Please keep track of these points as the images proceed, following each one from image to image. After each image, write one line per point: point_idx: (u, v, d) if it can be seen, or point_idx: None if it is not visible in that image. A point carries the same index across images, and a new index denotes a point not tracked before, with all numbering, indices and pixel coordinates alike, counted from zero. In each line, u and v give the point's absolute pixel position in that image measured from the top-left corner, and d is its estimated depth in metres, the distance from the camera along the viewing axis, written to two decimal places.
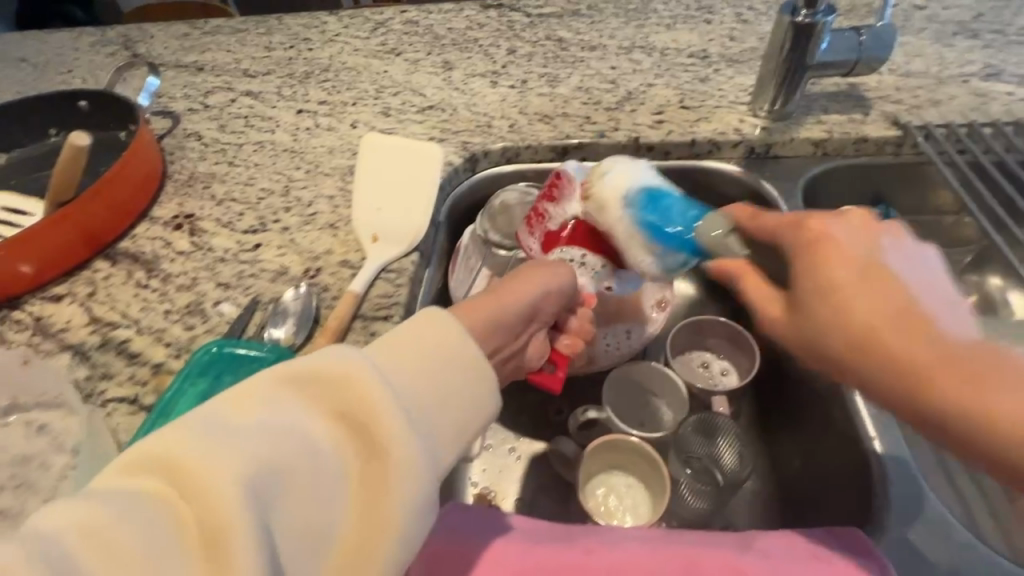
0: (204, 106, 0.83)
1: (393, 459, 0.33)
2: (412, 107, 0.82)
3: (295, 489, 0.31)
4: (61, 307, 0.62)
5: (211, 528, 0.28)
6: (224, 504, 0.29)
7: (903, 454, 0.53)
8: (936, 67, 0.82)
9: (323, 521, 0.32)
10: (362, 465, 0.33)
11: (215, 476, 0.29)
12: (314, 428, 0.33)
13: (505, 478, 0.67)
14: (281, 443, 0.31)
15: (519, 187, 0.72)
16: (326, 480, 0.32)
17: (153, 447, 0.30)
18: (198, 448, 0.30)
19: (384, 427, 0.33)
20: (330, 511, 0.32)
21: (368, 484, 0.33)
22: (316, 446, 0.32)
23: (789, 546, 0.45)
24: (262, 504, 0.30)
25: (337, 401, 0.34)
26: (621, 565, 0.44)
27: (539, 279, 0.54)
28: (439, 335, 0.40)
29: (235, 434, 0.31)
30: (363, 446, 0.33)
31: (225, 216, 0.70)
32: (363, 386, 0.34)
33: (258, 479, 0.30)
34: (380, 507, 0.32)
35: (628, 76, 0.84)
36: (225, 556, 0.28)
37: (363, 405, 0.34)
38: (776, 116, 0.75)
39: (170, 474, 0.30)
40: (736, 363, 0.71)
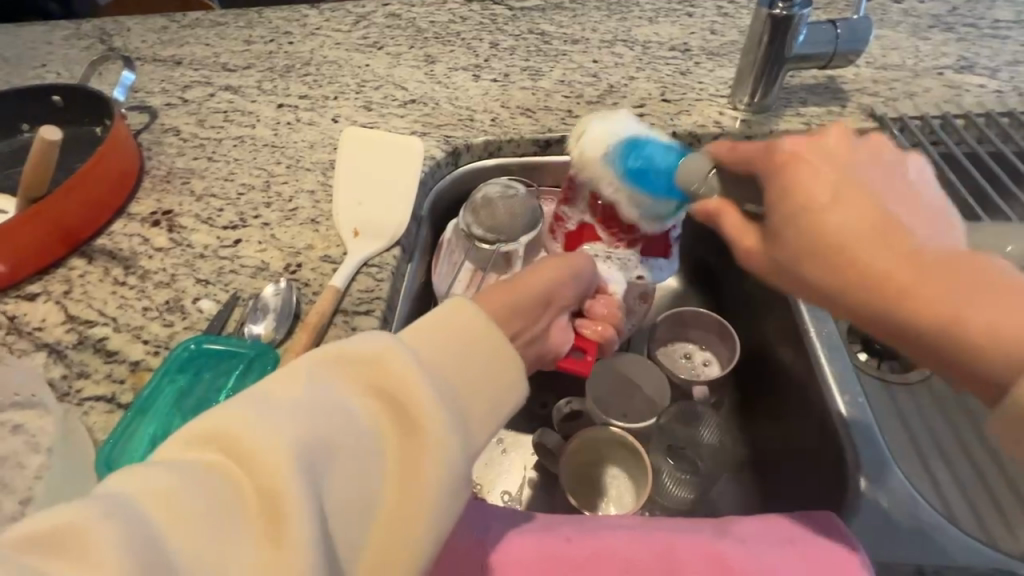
0: (182, 101, 0.82)
1: (433, 436, 0.33)
2: (394, 101, 0.82)
3: (341, 464, 0.32)
4: (36, 305, 0.61)
5: (267, 498, 0.29)
6: (275, 470, 0.30)
7: (877, 438, 0.54)
8: (912, 59, 0.83)
9: (365, 492, 0.32)
10: (401, 442, 0.33)
11: (265, 446, 0.30)
12: (357, 405, 0.34)
13: (489, 471, 0.67)
14: (327, 417, 0.32)
15: (501, 180, 0.72)
16: (368, 454, 0.33)
17: (211, 421, 0.32)
18: (252, 425, 0.31)
19: (421, 405, 0.34)
20: (374, 485, 0.33)
21: (406, 457, 0.33)
22: (358, 421, 0.33)
23: (765, 530, 0.45)
24: (311, 471, 0.31)
25: (376, 381, 0.35)
26: (601, 552, 0.44)
27: (555, 267, 0.54)
28: (468, 318, 0.40)
29: (283, 408, 0.32)
30: (402, 424, 0.34)
31: (204, 212, 0.69)
32: (401, 363, 0.35)
33: (306, 453, 0.31)
34: (417, 480, 0.33)
35: (609, 70, 0.85)
36: (276, 519, 0.29)
37: (400, 382, 0.34)
38: (756, 108, 0.76)
39: (226, 445, 0.31)
40: (718, 354, 0.72)
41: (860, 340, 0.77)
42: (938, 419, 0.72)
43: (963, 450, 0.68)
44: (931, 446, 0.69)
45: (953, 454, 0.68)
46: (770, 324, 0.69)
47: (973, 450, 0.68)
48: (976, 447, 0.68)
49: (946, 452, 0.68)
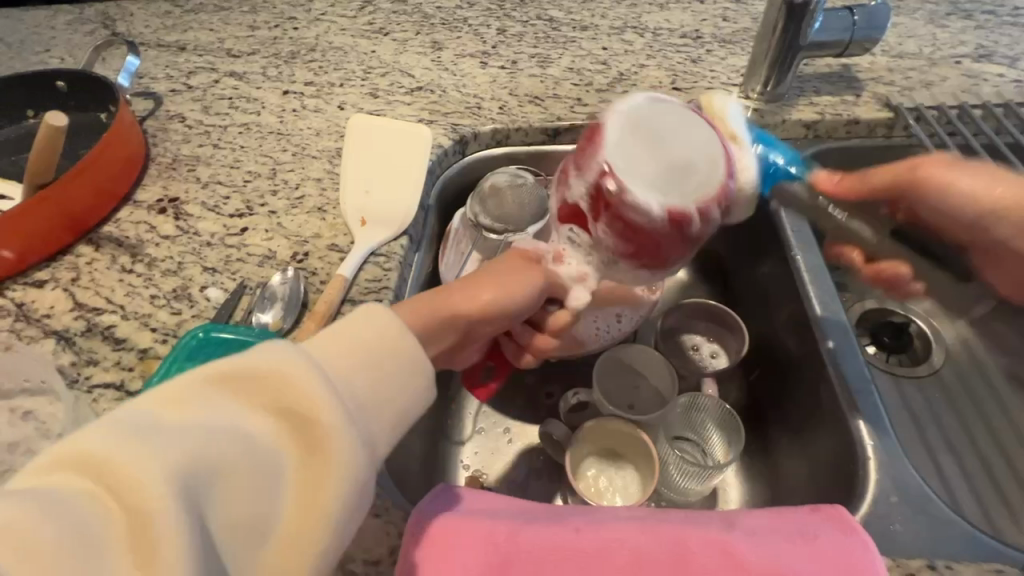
0: (187, 87, 0.81)
1: (332, 453, 0.33)
2: (400, 88, 0.81)
3: (228, 485, 0.31)
4: (44, 292, 0.61)
5: (139, 525, 0.28)
6: (150, 499, 0.28)
7: (888, 433, 0.54)
8: (929, 48, 0.81)
9: (257, 511, 0.32)
10: (298, 457, 0.33)
11: (136, 473, 0.29)
12: (247, 425, 0.33)
13: (496, 460, 0.68)
14: (211, 439, 0.32)
15: (509, 170, 0.71)
16: (260, 472, 0.32)
17: (77, 444, 0.30)
18: (119, 446, 0.30)
19: (314, 416, 0.33)
20: (268, 501, 0.32)
21: (305, 473, 0.33)
22: (249, 441, 0.33)
23: (772, 522, 0.45)
24: (191, 498, 0.30)
25: (269, 397, 0.34)
26: (610, 542, 0.43)
27: (511, 278, 0.53)
28: (376, 329, 0.39)
29: (162, 432, 0.31)
30: (300, 438, 0.34)
31: (210, 200, 0.69)
32: (296, 379, 0.34)
33: (187, 475, 0.30)
34: (314, 494, 0.33)
35: (619, 57, 0.83)
36: (149, 552, 0.28)
37: (294, 399, 0.34)
38: (768, 97, 0.75)
39: (96, 472, 0.29)
40: (726, 346, 0.71)
41: (870, 334, 0.77)
42: (946, 413, 0.71)
43: (973, 446, 0.68)
44: (940, 440, 0.69)
45: (962, 448, 0.68)
46: (779, 316, 0.68)
47: (983, 444, 0.68)
48: (985, 440, 0.68)
49: (956, 447, 0.68)
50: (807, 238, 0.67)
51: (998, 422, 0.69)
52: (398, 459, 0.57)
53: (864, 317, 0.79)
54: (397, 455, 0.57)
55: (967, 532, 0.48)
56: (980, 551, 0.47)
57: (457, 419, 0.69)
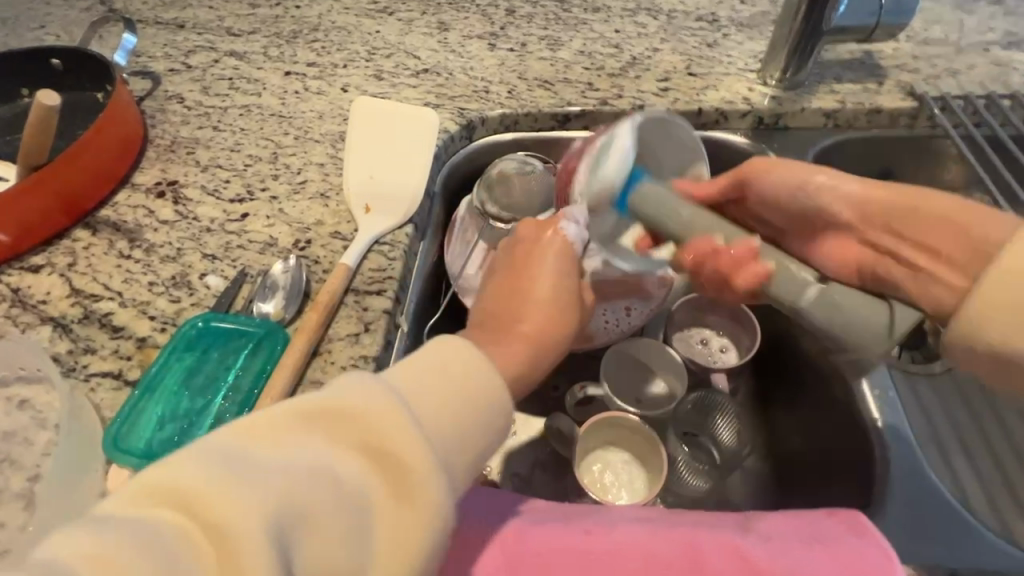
0: (186, 67, 0.79)
1: (422, 503, 0.31)
2: (405, 70, 0.78)
3: (317, 533, 0.29)
4: (40, 278, 0.59)
5: (232, 574, 0.26)
6: (245, 551, 0.26)
7: (907, 437, 0.52)
8: (955, 34, 0.78)
9: (348, 564, 0.29)
10: (388, 505, 0.31)
11: (229, 520, 0.27)
12: (341, 466, 0.30)
13: (500, 452, 0.67)
14: (304, 483, 0.29)
15: (518, 156, 0.69)
16: (352, 519, 0.30)
17: (163, 474, 0.28)
18: (210, 485, 0.27)
19: (410, 460, 0.31)
20: (356, 555, 0.30)
21: (397, 523, 0.31)
22: (342, 484, 0.30)
23: (789, 527, 0.43)
24: (283, 549, 0.27)
25: (361, 435, 0.31)
26: (621, 546, 0.42)
27: (542, 266, 0.48)
28: (457, 359, 0.38)
29: (254, 472, 0.28)
30: (390, 484, 0.31)
31: (210, 183, 0.67)
32: (392, 419, 0.32)
33: (280, 523, 0.27)
34: (408, 543, 0.31)
35: (632, 40, 0.80)
36: None
37: (390, 442, 0.31)
38: (788, 84, 0.72)
39: (183, 511, 0.27)
40: (737, 340, 0.70)
41: None
42: (960, 411, 0.70)
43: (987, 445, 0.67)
44: (952, 439, 0.68)
45: (975, 448, 0.66)
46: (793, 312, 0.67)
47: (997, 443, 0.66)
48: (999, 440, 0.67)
49: (968, 447, 0.67)
50: None
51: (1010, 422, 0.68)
52: None
53: None
54: None
55: (981, 537, 0.48)
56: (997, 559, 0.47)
57: None
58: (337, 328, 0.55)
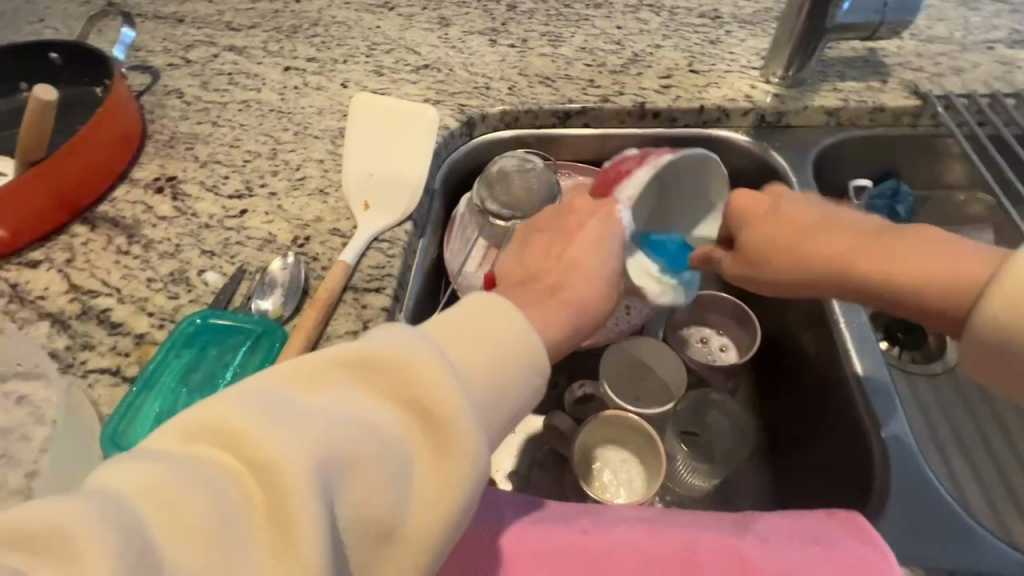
0: (185, 62, 0.78)
1: (460, 457, 0.31)
2: (405, 66, 0.77)
3: (360, 480, 0.29)
4: (39, 273, 0.59)
5: (279, 511, 0.27)
6: (290, 485, 0.27)
7: (908, 438, 0.52)
8: (960, 32, 0.78)
9: (387, 508, 0.30)
10: (427, 456, 0.31)
11: (275, 455, 0.27)
12: (380, 414, 0.31)
13: (500, 451, 0.66)
14: (345, 427, 0.30)
15: (518, 154, 0.69)
16: (391, 465, 0.30)
17: (215, 412, 0.29)
18: (256, 423, 0.28)
19: (447, 411, 0.31)
20: (396, 504, 0.30)
21: (433, 472, 0.31)
22: (381, 432, 0.30)
23: (788, 530, 0.43)
24: (326, 488, 0.28)
25: (402, 387, 0.32)
26: (620, 546, 0.42)
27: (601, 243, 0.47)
28: (494, 319, 0.37)
29: (297, 414, 0.29)
30: (429, 435, 0.31)
31: (209, 179, 0.67)
32: (430, 370, 0.32)
33: (324, 466, 0.28)
34: (443, 493, 0.31)
35: (634, 37, 0.80)
36: (289, 537, 0.26)
37: (427, 393, 0.32)
38: (790, 82, 0.72)
39: (232, 446, 0.28)
40: (737, 339, 0.70)
41: (883, 329, 0.75)
42: (961, 412, 0.70)
43: (987, 445, 0.66)
44: (950, 438, 0.68)
45: (974, 448, 0.66)
46: (793, 312, 0.66)
47: (996, 443, 0.66)
48: (997, 439, 0.67)
49: (968, 446, 0.67)
50: None
51: (1009, 421, 0.68)
52: None
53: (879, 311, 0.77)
54: None
55: (986, 541, 0.47)
56: (998, 561, 0.46)
57: None
58: (335, 326, 0.55)
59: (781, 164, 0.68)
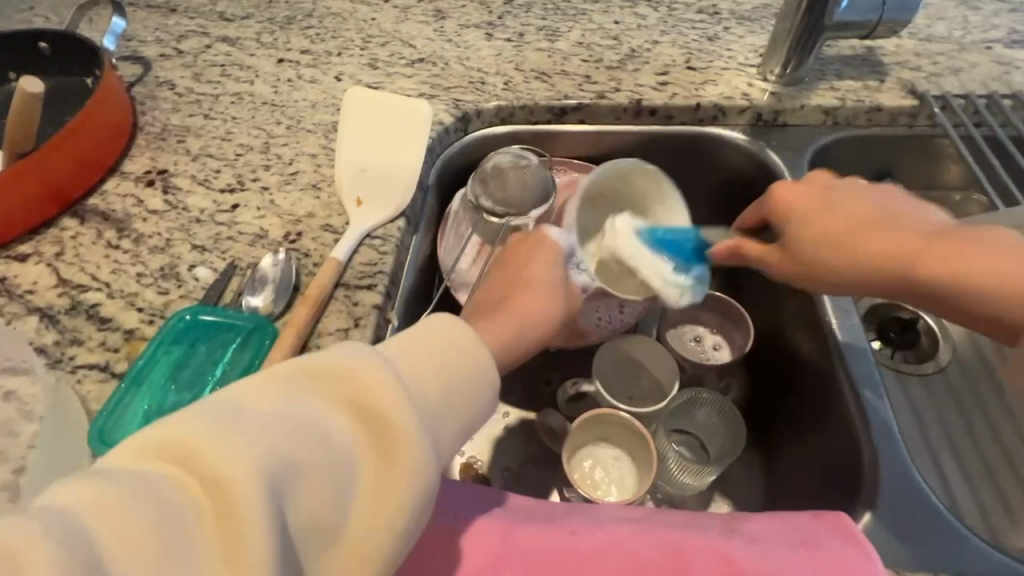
0: (177, 52, 0.77)
1: (407, 464, 0.32)
2: (400, 59, 0.77)
3: (307, 487, 0.30)
4: (27, 267, 0.59)
5: (229, 519, 0.27)
6: (239, 493, 0.27)
7: (898, 441, 0.52)
8: (959, 31, 0.77)
9: (333, 516, 0.30)
10: (374, 466, 0.31)
11: (226, 464, 0.28)
12: (330, 424, 0.31)
13: (492, 448, 0.67)
14: (297, 437, 0.30)
15: (514, 150, 0.68)
16: (339, 473, 0.31)
17: (173, 425, 0.29)
18: (208, 436, 0.29)
19: (397, 420, 0.32)
20: (343, 510, 0.30)
21: (380, 482, 0.31)
22: (331, 441, 0.31)
23: (776, 532, 0.43)
24: (275, 498, 0.28)
25: (353, 398, 0.32)
26: (606, 545, 0.42)
27: (543, 257, 0.53)
28: (449, 333, 0.39)
29: (249, 425, 0.30)
30: (376, 445, 0.32)
31: (200, 173, 0.66)
32: (382, 382, 0.33)
33: (272, 473, 0.28)
34: (388, 502, 0.31)
35: (632, 32, 0.79)
36: (237, 546, 0.27)
37: (377, 404, 0.32)
38: (787, 80, 0.71)
39: (184, 457, 0.28)
40: (729, 338, 0.70)
41: (875, 329, 0.75)
42: (951, 412, 0.70)
43: (975, 446, 0.67)
44: (940, 438, 0.68)
45: (962, 448, 0.67)
46: (786, 311, 0.67)
47: (985, 444, 0.67)
48: (985, 440, 0.67)
49: (957, 446, 0.67)
50: None
51: (999, 423, 0.68)
52: None
53: (873, 311, 0.77)
54: None
55: (975, 544, 0.47)
56: (985, 564, 0.46)
57: None
58: (327, 323, 0.54)
59: (777, 163, 0.68)
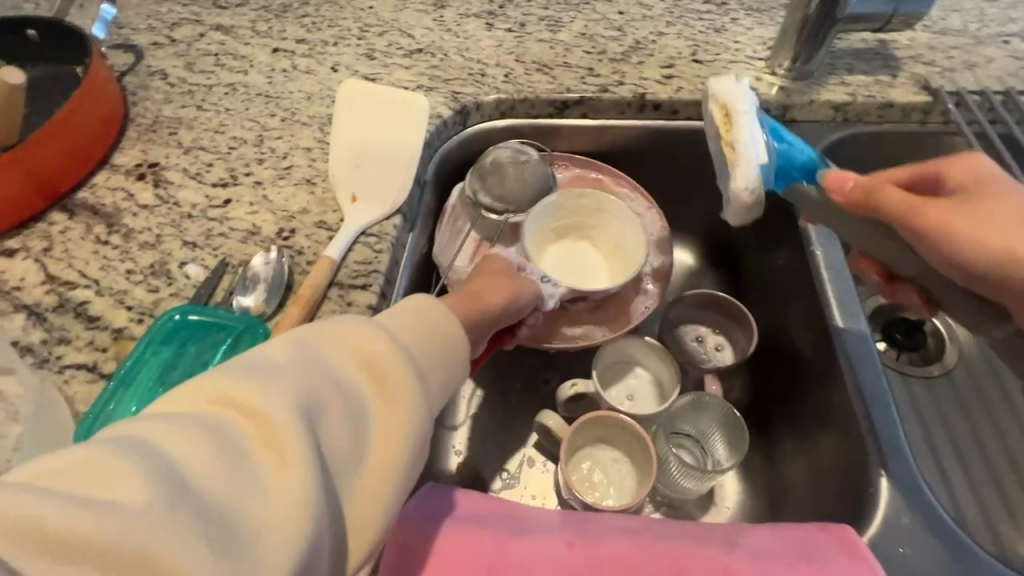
0: (170, 41, 0.75)
1: (413, 402, 0.36)
2: (398, 50, 0.74)
3: (329, 425, 0.33)
4: (14, 262, 0.57)
5: (268, 441, 0.30)
6: (275, 417, 0.31)
7: (905, 451, 0.51)
8: (974, 24, 0.75)
9: (357, 442, 0.33)
10: (387, 402, 0.35)
11: (261, 396, 0.31)
12: (345, 367, 0.35)
13: (489, 450, 0.66)
14: (317, 377, 0.34)
15: (513, 144, 0.66)
16: (359, 406, 0.34)
17: (206, 378, 0.32)
18: (238, 379, 0.32)
19: (402, 361, 0.36)
20: (361, 439, 0.34)
21: (393, 412, 0.35)
22: (347, 380, 0.35)
23: (777, 545, 0.43)
24: (309, 422, 0.32)
25: (362, 347, 0.36)
26: (604, 558, 0.41)
27: (497, 264, 0.58)
28: (434, 297, 0.43)
29: (274, 369, 0.33)
30: (386, 384, 0.36)
31: (192, 166, 0.64)
32: (380, 334, 0.37)
33: (305, 403, 0.32)
34: (402, 430, 0.35)
35: (636, 23, 0.77)
36: (278, 462, 0.30)
37: (382, 349, 0.36)
38: (796, 74, 0.69)
39: (220, 398, 0.31)
40: (732, 338, 0.69)
41: (880, 331, 0.74)
42: (958, 416, 0.69)
43: (981, 451, 0.66)
44: (946, 443, 0.67)
45: (968, 453, 0.66)
46: (790, 313, 0.65)
47: (991, 449, 0.66)
48: (991, 445, 0.66)
49: (963, 452, 0.66)
50: (832, 241, 0.63)
51: (1006, 428, 0.67)
52: None
53: (878, 312, 0.76)
54: None
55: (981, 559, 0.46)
56: None
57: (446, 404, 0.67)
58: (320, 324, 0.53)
59: None
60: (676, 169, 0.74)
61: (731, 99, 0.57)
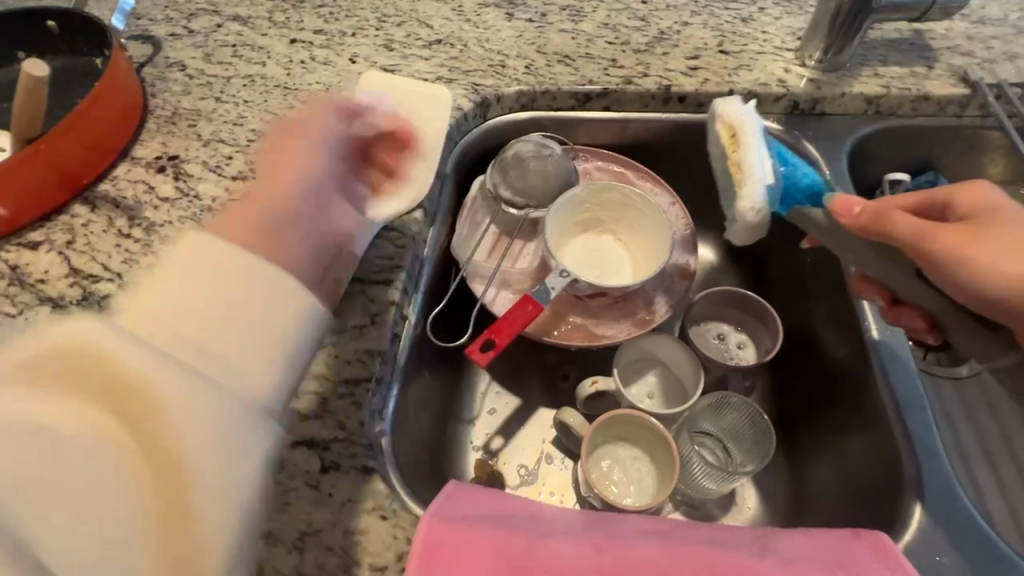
0: (188, 32, 0.75)
1: (184, 435, 0.25)
2: (417, 40, 0.73)
3: (48, 506, 0.23)
4: (39, 255, 0.57)
5: None
6: None
7: (942, 458, 0.49)
8: (1014, 14, 0.72)
9: (104, 515, 0.24)
10: (138, 445, 0.25)
11: None
12: (61, 419, 0.24)
13: (508, 446, 0.65)
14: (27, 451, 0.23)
15: (535, 138, 0.65)
16: (96, 467, 0.24)
17: None
18: None
19: (156, 381, 0.25)
20: (120, 503, 0.24)
21: (158, 458, 0.25)
22: (69, 437, 0.24)
23: (810, 551, 0.42)
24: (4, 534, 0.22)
25: (89, 382, 0.25)
26: (633, 562, 0.41)
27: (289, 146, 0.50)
28: (196, 261, 0.31)
29: None
30: (133, 420, 0.25)
31: (212, 159, 0.64)
32: (112, 348, 0.25)
33: None
34: (176, 479, 0.25)
35: (660, 12, 0.75)
36: None
37: (118, 374, 0.25)
38: (827, 66, 0.67)
39: None
40: (755, 338, 0.68)
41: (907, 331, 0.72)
42: (988, 420, 0.67)
43: (1011, 456, 0.64)
44: (975, 447, 0.65)
45: (997, 458, 0.64)
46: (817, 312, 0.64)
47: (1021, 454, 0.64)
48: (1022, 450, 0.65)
49: (992, 456, 0.65)
50: None
51: None
52: (405, 451, 0.53)
53: None
54: (407, 451, 0.54)
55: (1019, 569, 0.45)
56: None
57: (462, 398, 0.67)
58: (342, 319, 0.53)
59: (813, 155, 0.64)
60: (700, 163, 0.72)
61: (737, 121, 0.59)
